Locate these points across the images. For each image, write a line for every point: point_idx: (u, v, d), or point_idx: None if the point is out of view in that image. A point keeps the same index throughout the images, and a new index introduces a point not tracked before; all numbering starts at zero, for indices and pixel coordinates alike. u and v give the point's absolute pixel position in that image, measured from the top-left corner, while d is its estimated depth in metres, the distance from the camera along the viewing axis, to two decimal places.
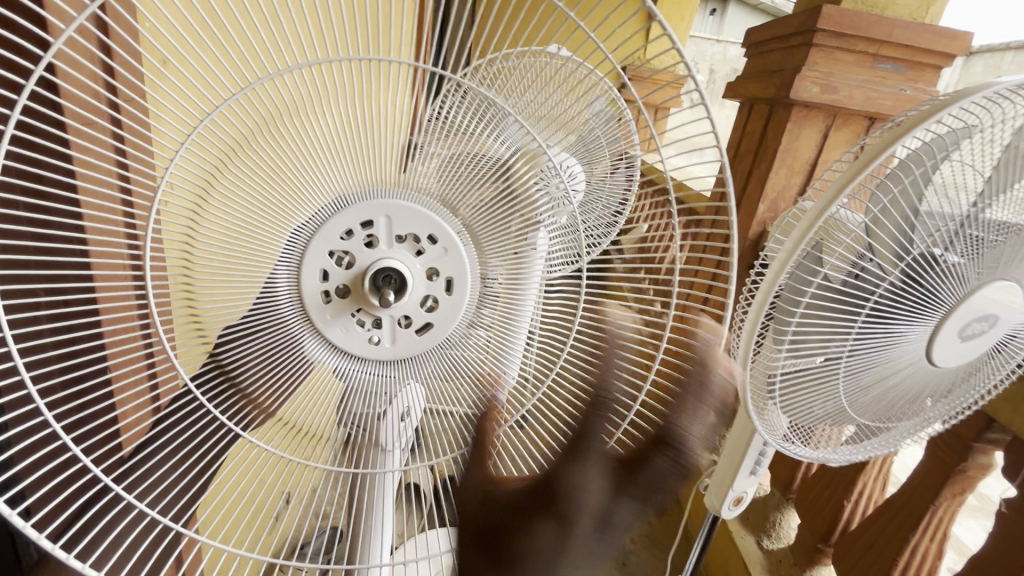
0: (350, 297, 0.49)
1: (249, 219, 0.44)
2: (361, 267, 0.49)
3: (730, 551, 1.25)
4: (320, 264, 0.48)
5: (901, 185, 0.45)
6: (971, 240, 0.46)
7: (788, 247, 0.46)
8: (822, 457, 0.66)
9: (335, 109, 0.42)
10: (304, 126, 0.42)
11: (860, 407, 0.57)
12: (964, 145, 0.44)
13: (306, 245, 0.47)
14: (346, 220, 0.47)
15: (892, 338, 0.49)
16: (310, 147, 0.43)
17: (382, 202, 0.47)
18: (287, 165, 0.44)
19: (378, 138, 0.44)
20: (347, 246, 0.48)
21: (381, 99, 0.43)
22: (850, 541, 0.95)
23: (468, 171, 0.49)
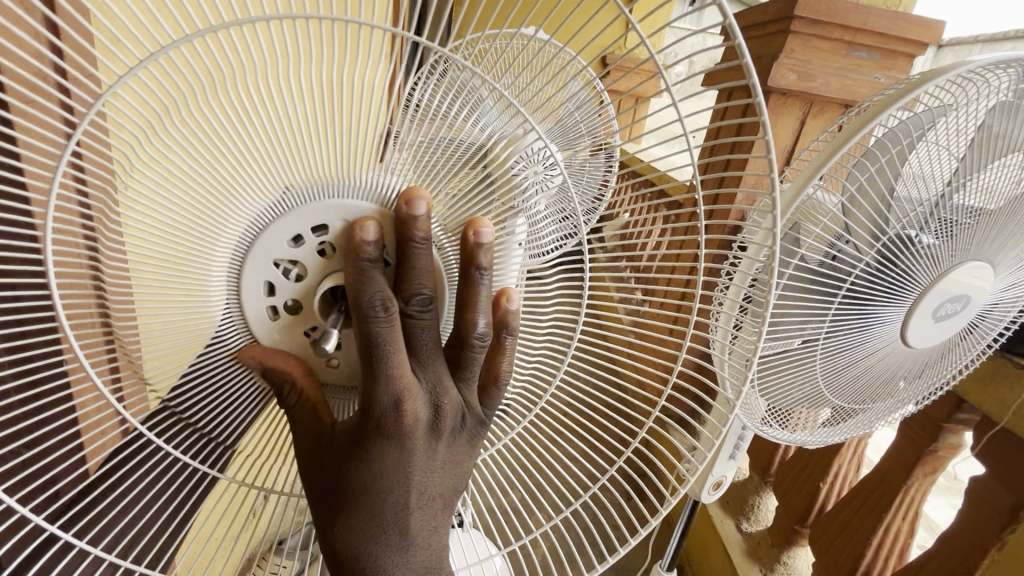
0: (302, 313, 0.47)
1: (177, 196, 0.40)
2: (312, 279, 0.46)
3: (710, 535, 1.27)
4: (267, 274, 0.45)
5: (878, 164, 0.44)
6: (943, 222, 0.46)
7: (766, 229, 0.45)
8: (799, 440, 0.67)
9: (289, 83, 0.37)
10: (250, 101, 0.37)
11: (838, 390, 0.58)
12: (939, 124, 0.44)
13: (250, 245, 0.44)
14: (294, 229, 0.43)
15: (867, 319, 0.49)
16: (262, 121, 0.38)
17: (335, 204, 0.43)
18: (228, 141, 0.39)
19: (338, 123, 0.40)
20: (294, 255, 0.45)
21: (345, 80, 0.38)
22: (825, 522, 0.97)
23: (440, 158, 0.46)
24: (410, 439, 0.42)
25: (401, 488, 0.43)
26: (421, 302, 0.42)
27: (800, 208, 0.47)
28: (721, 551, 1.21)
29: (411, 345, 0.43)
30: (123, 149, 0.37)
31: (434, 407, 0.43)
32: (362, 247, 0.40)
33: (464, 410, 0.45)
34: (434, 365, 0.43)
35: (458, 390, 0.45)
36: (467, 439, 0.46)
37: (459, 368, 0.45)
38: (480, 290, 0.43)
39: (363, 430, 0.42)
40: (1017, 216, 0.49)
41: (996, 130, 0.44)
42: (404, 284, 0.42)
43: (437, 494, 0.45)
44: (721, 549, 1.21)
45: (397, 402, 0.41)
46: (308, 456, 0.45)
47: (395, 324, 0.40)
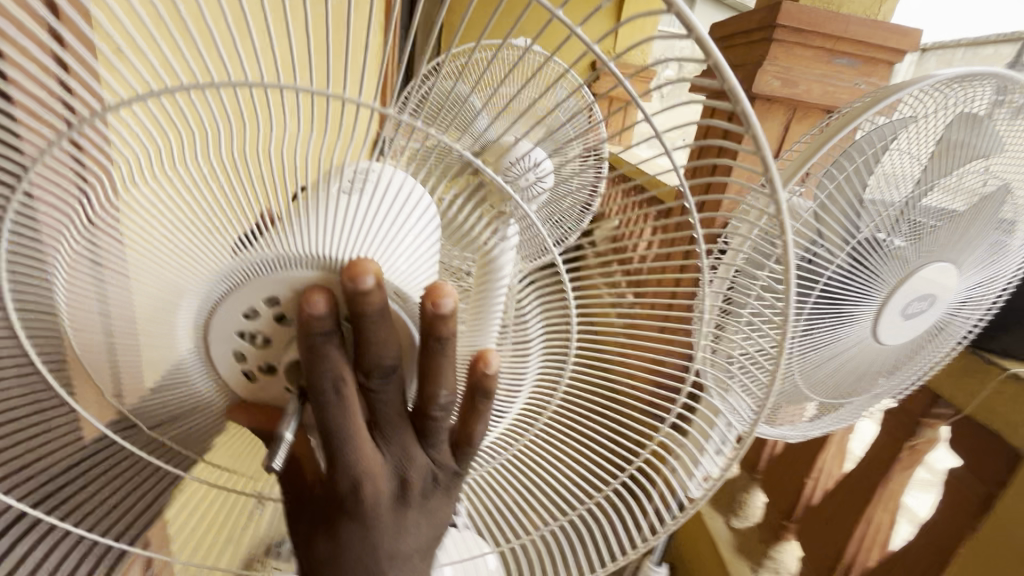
0: (275, 376, 0.44)
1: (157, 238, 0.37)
2: (278, 343, 0.43)
3: (700, 532, 1.29)
4: (233, 344, 0.42)
5: (849, 171, 0.47)
6: (910, 225, 0.49)
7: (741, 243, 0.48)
8: (780, 434, 0.70)
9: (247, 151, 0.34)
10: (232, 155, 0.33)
11: (816, 385, 0.60)
12: (906, 133, 0.47)
13: (213, 312, 0.41)
14: (256, 299, 0.40)
15: (840, 317, 0.52)
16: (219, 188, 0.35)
17: (288, 276, 0.39)
18: (212, 191, 0.35)
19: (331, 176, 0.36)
20: (255, 325, 0.41)
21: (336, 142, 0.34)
22: (810, 517, 1.00)
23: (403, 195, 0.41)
24: (372, 516, 0.42)
25: (373, 558, 0.43)
26: (389, 365, 0.39)
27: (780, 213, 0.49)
28: (711, 547, 1.23)
29: (376, 418, 0.41)
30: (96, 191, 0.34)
31: (400, 477, 0.43)
32: (313, 326, 0.36)
33: (433, 472, 0.45)
34: (398, 432, 0.42)
35: (425, 456, 0.44)
36: (443, 496, 0.46)
37: (427, 437, 0.43)
38: (442, 361, 0.39)
39: (332, 511, 0.43)
40: (980, 219, 0.51)
41: (957, 138, 0.47)
42: (365, 359, 0.38)
43: (413, 550, 0.45)
44: (711, 545, 1.23)
45: (361, 463, 0.40)
46: (290, 505, 0.46)
47: (350, 402, 0.39)
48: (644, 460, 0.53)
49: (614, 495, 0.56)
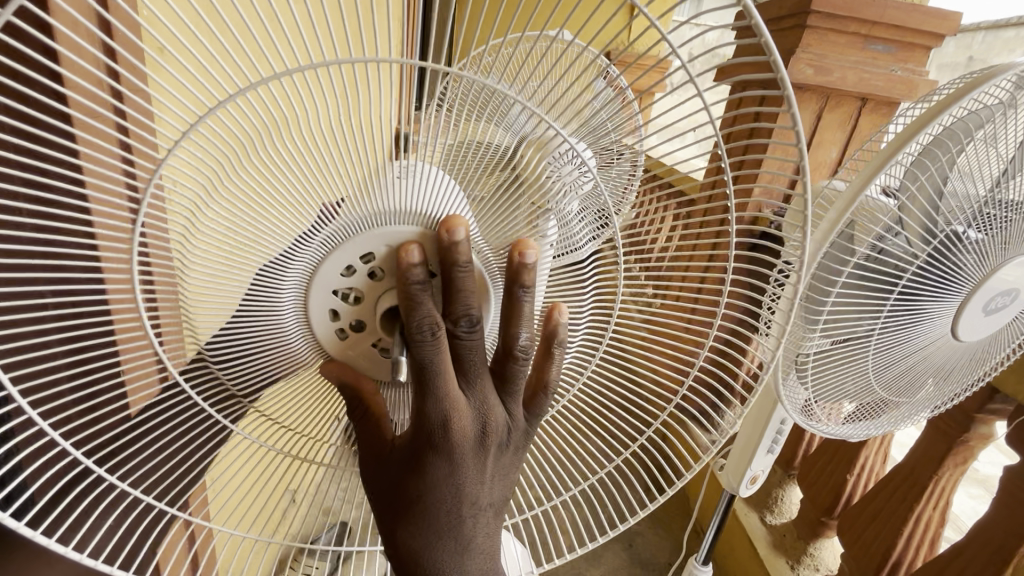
0: (365, 332, 0.48)
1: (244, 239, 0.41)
2: (370, 299, 0.47)
3: (735, 529, 1.28)
4: (332, 296, 0.46)
5: (932, 164, 0.45)
6: (991, 219, 0.47)
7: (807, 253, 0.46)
8: (841, 433, 0.68)
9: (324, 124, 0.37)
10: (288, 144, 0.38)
11: (887, 383, 0.58)
12: (992, 123, 0.44)
13: (309, 282, 0.46)
14: (352, 255, 0.45)
15: (918, 315, 0.50)
16: (299, 167, 0.39)
17: (381, 231, 0.44)
18: (290, 178, 0.40)
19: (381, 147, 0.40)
20: (349, 282, 0.46)
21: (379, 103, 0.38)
22: (854, 513, 0.99)
23: (466, 161, 0.46)
24: (458, 453, 0.42)
25: (454, 497, 0.44)
26: (469, 323, 0.40)
27: (857, 212, 0.47)
28: (747, 543, 1.22)
29: (461, 365, 0.41)
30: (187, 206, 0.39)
31: (481, 427, 0.43)
32: (412, 270, 0.39)
33: (509, 425, 0.45)
34: (482, 381, 0.42)
35: (503, 407, 0.44)
36: (515, 453, 0.46)
37: (507, 382, 0.44)
38: (524, 305, 0.41)
39: (418, 447, 0.43)
40: None
41: None
42: (452, 306, 0.40)
43: (488, 503, 0.46)
44: (747, 542, 1.22)
45: (446, 427, 0.41)
46: (368, 458, 0.47)
47: (442, 345, 0.40)
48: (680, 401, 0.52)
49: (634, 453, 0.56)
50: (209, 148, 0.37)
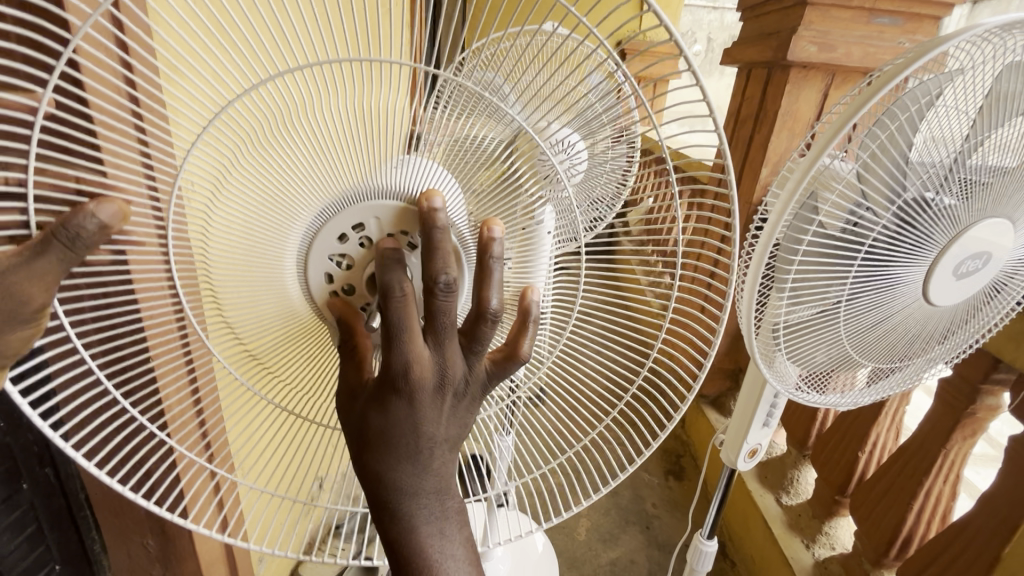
0: (354, 296, 0.52)
1: (254, 206, 0.46)
2: (360, 266, 0.51)
3: (750, 510, 1.28)
4: (324, 269, 0.51)
5: (889, 130, 0.47)
6: (960, 182, 0.48)
7: (770, 224, 0.49)
8: (833, 403, 0.68)
9: (338, 109, 0.44)
10: (312, 122, 0.44)
11: (865, 349, 0.60)
12: (952, 87, 0.45)
13: (311, 249, 0.50)
14: (342, 228, 0.49)
15: (889, 280, 0.51)
16: (313, 145, 0.45)
17: (369, 205, 0.49)
18: (302, 155, 0.45)
19: (387, 136, 0.46)
20: (343, 249, 0.50)
21: (387, 100, 0.45)
22: (866, 489, 0.99)
23: (466, 158, 0.51)
24: (418, 395, 0.45)
25: (413, 435, 0.46)
26: (445, 284, 0.43)
27: (815, 179, 0.48)
28: (762, 523, 1.22)
29: (432, 323, 0.44)
30: (208, 172, 0.44)
31: (440, 377, 0.45)
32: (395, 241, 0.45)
33: (466, 377, 0.47)
34: (451, 341, 0.45)
35: (466, 362, 0.47)
36: (473, 401, 0.48)
37: (474, 342, 0.47)
38: (492, 269, 0.45)
39: (383, 392, 0.45)
40: None
41: (1006, 90, 0.46)
42: (430, 266, 0.43)
43: (446, 439, 0.47)
44: (762, 522, 1.22)
45: (414, 375, 0.44)
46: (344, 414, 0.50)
47: (411, 303, 0.44)
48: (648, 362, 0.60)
49: (617, 413, 0.61)
50: (237, 125, 0.43)
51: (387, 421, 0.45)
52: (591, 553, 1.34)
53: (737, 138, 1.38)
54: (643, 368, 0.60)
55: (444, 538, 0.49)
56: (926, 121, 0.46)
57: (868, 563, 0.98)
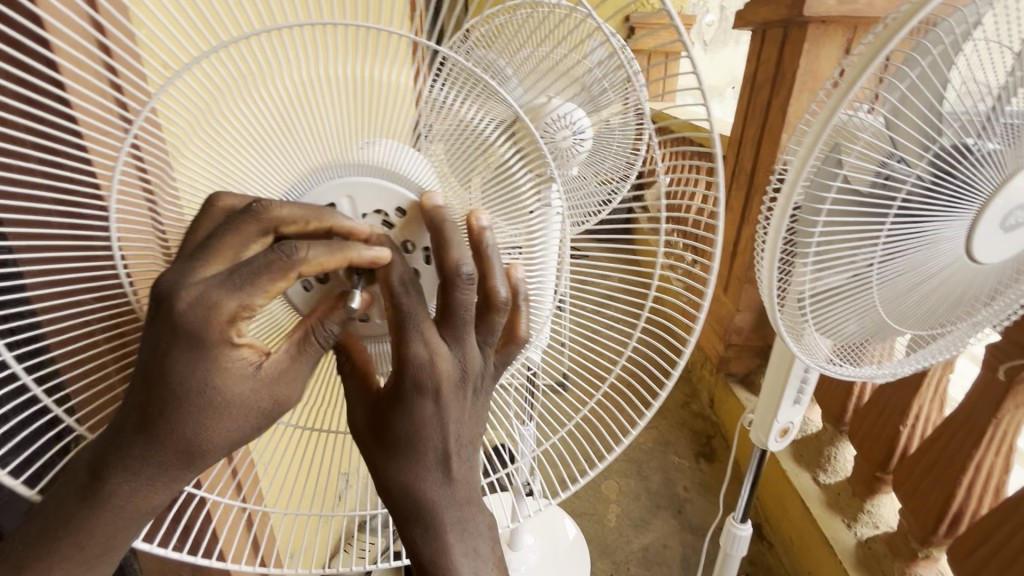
0: (331, 283, 0.46)
1: (223, 176, 0.43)
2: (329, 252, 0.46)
3: (786, 490, 1.23)
4: (300, 278, 0.46)
5: (919, 70, 0.42)
6: (1004, 126, 0.43)
7: (788, 184, 0.46)
8: (867, 374, 0.63)
9: (310, 74, 0.40)
10: (280, 87, 0.40)
11: (901, 316, 0.56)
12: (988, 19, 0.41)
13: None
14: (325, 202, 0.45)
15: (926, 237, 0.47)
16: (282, 115, 0.41)
17: (338, 183, 0.44)
18: (265, 125, 0.41)
19: (370, 108, 0.42)
20: None
21: (383, 74, 0.42)
22: (910, 464, 0.93)
23: (461, 146, 0.48)
24: (441, 393, 0.42)
25: (439, 436, 0.44)
26: (466, 275, 0.41)
27: (839, 133, 0.46)
28: (799, 503, 1.17)
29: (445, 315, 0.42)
30: (172, 128, 0.40)
31: (461, 370, 0.43)
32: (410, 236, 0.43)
33: (483, 369, 0.45)
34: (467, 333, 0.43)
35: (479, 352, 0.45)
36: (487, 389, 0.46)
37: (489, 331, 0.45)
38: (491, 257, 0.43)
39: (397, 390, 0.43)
40: None
41: None
42: (447, 257, 0.41)
43: (464, 442, 0.45)
44: (799, 501, 1.17)
45: (430, 371, 0.41)
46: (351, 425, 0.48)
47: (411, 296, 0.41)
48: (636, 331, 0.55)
49: (609, 389, 0.57)
50: (197, 85, 0.39)
51: (391, 416, 0.44)
52: (622, 539, 1.31)
53: (755, 103, 1.31)
54: (628, 338, 0.55)
55: (462, 532, 0.48)
56: (963, 52, 0.41)
57: (914, 542, 0.93)
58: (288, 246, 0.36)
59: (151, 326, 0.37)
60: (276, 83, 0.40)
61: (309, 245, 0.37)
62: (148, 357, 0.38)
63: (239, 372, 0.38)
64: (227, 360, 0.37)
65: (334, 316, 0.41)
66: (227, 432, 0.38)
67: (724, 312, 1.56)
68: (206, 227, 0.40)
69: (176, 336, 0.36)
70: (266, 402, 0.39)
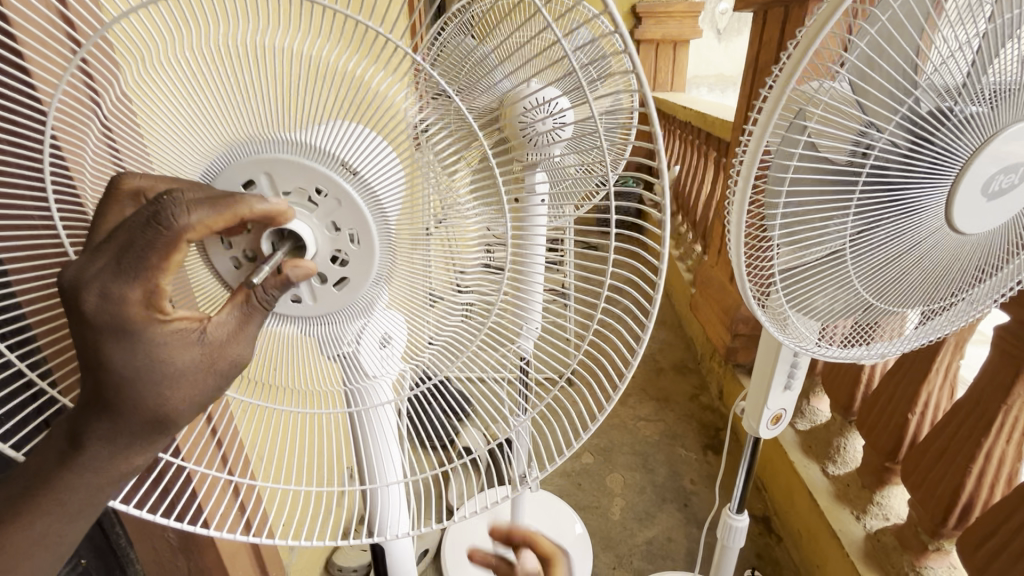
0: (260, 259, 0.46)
1: (176, 120, 0.41)
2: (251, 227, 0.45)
3: (794, 482, 1.20)
4: (230, 253, 0.46)
5: (885, 31, 0.40)
6: (984, 88, 0.41)
7: (748, 158, 0.46)
8: (853, 355, 0.61)
9: (258, 40, 0.38)
10: (225, 52, 0.38)
11: (884, 293, 0.54)
12: None
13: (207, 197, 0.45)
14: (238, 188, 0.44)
15: (903, 205, 0.45)
16: (225, 80, 0.39)
17: (264, 159, 0.43)
18: (206, 88, 0.40)
19: (315, 87, 0.39)
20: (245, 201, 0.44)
21: (365, 73, 0.39)
22: (918, 453, 0.90)
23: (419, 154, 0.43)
24: None
25: None
26: None
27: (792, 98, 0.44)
28: (807, 495, 1.14)
29: None
30: (128, 63, 0.39)
31: None
32: None
33: None
34: None
35: None
36: None
37: None
38: None
39: None
40: None
41: None
42: None
43: None
44: (807, 493, 1.14)
45: None
46: None
47: None
48: (590, 321, 0.46)
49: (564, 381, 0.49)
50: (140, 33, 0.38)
51: None
52: (626, 532, 1.29)
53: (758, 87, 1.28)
54: (584, 329, 0.47)
55: None
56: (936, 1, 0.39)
57: (924, 534, 0.89)
58: (169, 218, 0.34)
59: (72, 329, 0.36)
60: (222, 46, 0.38)
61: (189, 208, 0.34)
62: (79, 351, 0.36)
63: (181, 340, 0.36)
64: (164, 338, 0.36)
65: (273, 280, 0.41)
66: (191, 396, 0.38)
67: (731, 302, 1.53)
68: (115, 217, 0.38)
69: (99, 331, 0.35)
70: (219, 362, 0.38)
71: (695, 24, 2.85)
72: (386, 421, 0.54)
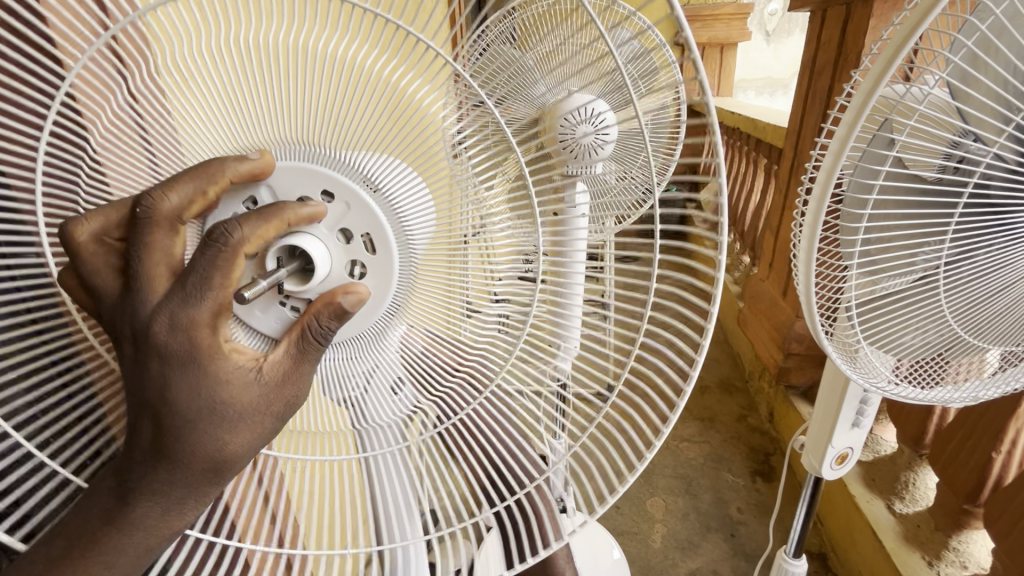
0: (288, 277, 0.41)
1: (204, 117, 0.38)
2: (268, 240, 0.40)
3: (855, 519, 1.10)
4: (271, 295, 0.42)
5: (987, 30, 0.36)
6: None
7: (824, 172, 0.41)
8: (938, 398, 0.54)
9: (291, 40, 0.35)
10: (254, 50, 0.36)
11: (978, 327, 0.48)
12: None
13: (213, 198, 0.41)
14: None
15: (1006, 231, 0.40)
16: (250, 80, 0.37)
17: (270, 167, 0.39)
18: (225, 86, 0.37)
19: (346, 93, 0.37)
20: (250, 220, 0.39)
21: (404, 84, 0.36)
22: (1004, 497, 0.80)
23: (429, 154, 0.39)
24: None
25: None
26: None
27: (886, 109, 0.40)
28: (869, 534, 1.04)
29: None
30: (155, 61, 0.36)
31: None
32: None
33: None
34: None
35: None
36: None
37: None
38: None
39: None
40: None
41: None
42: None
43: None
44: (870, 532, 1.04)
45: None
46: None
47: None
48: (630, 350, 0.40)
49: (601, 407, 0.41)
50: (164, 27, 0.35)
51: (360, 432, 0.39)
52: (668, 563, 1.22)
53: (816, 88, 1.19)
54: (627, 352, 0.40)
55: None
56: None
57: None
58: (220, 234, 0.34)
59: (134, 366, 0.35)
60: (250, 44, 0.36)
61: (243, 220, 0.35)
62: (147, 392, 0.34)
63: (240, 379, 0.35)
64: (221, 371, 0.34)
65: (328, 309, 0.36)
66: (251, 441, 0.35)
67: (783, 319, 1.44)
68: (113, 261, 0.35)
69: (166, 361, 0.34)
70: (275, 405, 0.36)
71: (744, 24, 2.72)
72: (399, 465, 0.47)
